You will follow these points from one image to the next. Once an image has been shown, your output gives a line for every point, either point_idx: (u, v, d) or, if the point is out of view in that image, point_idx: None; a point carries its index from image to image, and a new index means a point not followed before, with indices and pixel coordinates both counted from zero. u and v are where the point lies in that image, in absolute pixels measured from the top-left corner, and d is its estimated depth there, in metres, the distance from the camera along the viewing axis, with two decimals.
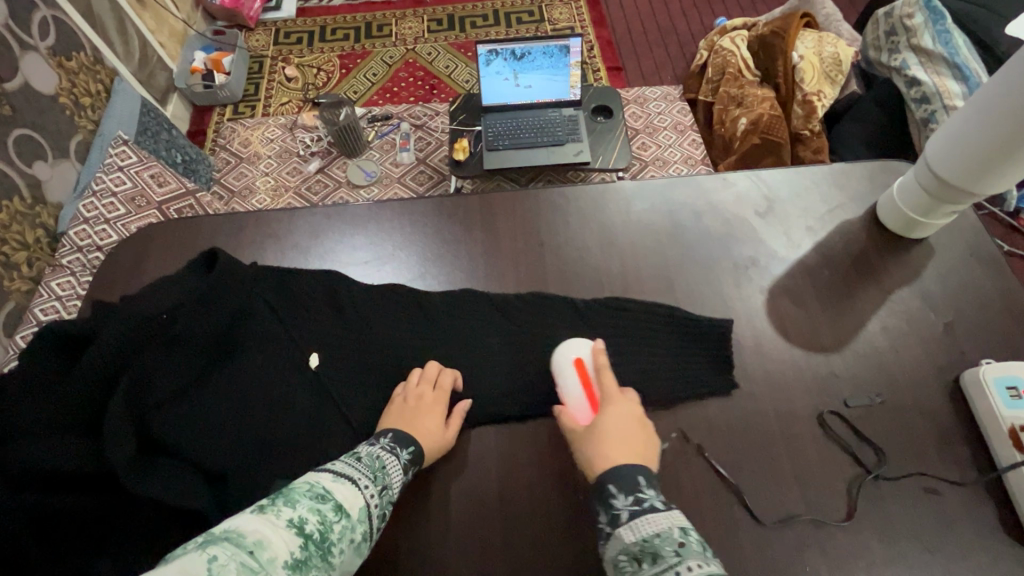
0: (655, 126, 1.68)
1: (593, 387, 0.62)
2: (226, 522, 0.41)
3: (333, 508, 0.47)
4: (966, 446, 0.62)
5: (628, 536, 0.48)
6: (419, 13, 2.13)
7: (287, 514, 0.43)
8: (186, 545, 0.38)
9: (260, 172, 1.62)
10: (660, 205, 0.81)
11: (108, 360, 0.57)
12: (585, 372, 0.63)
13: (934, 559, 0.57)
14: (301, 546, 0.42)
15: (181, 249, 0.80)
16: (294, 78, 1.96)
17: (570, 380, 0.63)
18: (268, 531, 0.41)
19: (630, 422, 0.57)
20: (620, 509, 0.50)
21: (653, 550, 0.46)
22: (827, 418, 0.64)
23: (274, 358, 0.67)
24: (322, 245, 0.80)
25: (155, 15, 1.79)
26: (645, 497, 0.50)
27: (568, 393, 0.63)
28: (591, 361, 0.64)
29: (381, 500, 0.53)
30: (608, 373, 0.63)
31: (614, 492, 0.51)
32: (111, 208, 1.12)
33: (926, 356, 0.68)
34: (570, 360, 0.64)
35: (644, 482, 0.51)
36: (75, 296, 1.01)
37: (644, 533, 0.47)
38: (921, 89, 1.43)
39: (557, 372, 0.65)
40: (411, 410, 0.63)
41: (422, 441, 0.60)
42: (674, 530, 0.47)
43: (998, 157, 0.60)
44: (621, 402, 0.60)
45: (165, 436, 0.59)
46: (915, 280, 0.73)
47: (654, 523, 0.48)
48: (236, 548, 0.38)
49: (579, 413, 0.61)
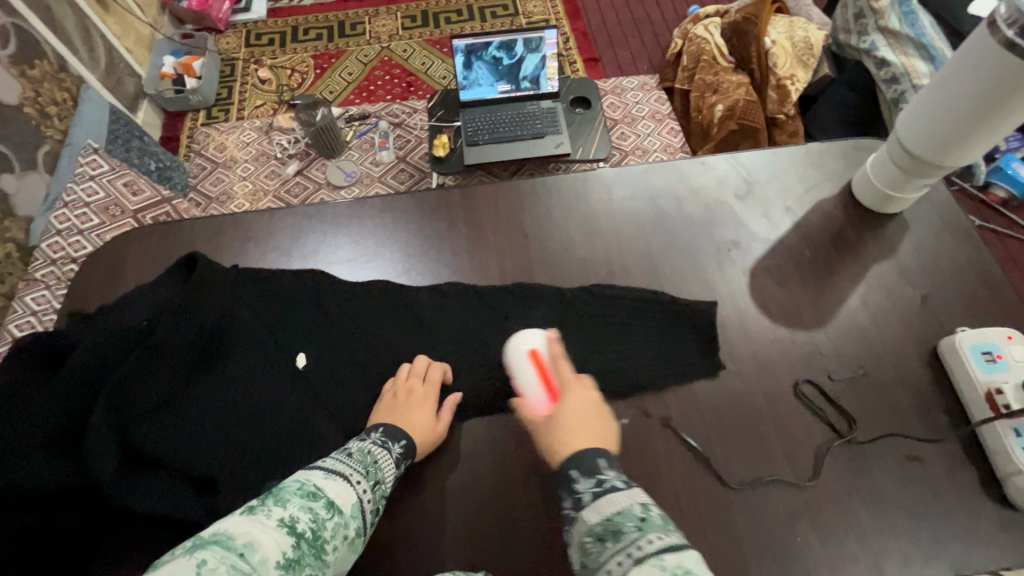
0: (633, 117, 1.69)
1: (550, 376, 0.63)
2: (215, 524, 0.40)
3: (325, 505, 0.47)
4: (946, 413, 0.64)
5: (591, 517, 0.46)
6: (392, 10, 2.11)
7: (278, 513, 0.43)
8: (174, 549, 0.38)
9: (238, 177, 1.60)
10: (641, 192, 0.82)
11: (87, 369, 0.56)
12: (540, 361, 0.64)
13: (919, 524, 0.58)
14: (293, 545, 0.42)
15: (159, 255, 0.79)
16: (267, 80, 1.93)
17: (526, 371, 0.64)
18: (258, 532, 0.40)
19: (586, 405, 0.57)
20: (583, 491, 0.48)
21: (616, 528, 0.44)
22: (802, 388, 0.66)
23: (260, 362, 0.65)
24: (304, 246, 0.79)
25: (119, 20, 1.75)
26: (606, 478, 0.48)
27: (525, 383, 0.63)
28: (546, 350, 0.64)
29: (373, 495, 0.53)
30: (563, 360, 0.62)
31: (575, 476, 0.49)
32: (83, 219, 1.10)
33: (905, 329, 0.69)
34: (524, 351, 0.65)
35: (603, 463, 0.50)
36: (51, 310, 0.98)
37: (605, 513, 0.46)
38: (890, 70, 1.47)
39: (513, 365, 0.65)
40: (400, 405, 0.63)
41: (414, 434, 0.61)
42: (636, 506, 0.45)
43: (970, 129, 0.61)
44: (578, 386, 0.59)
45: (152, 448, 0.56)
46: (892, 254, 0.75)
47: (616, 501, 0.46)
48: (226, 552, 0.37)
49: (537, 403, 0.61)
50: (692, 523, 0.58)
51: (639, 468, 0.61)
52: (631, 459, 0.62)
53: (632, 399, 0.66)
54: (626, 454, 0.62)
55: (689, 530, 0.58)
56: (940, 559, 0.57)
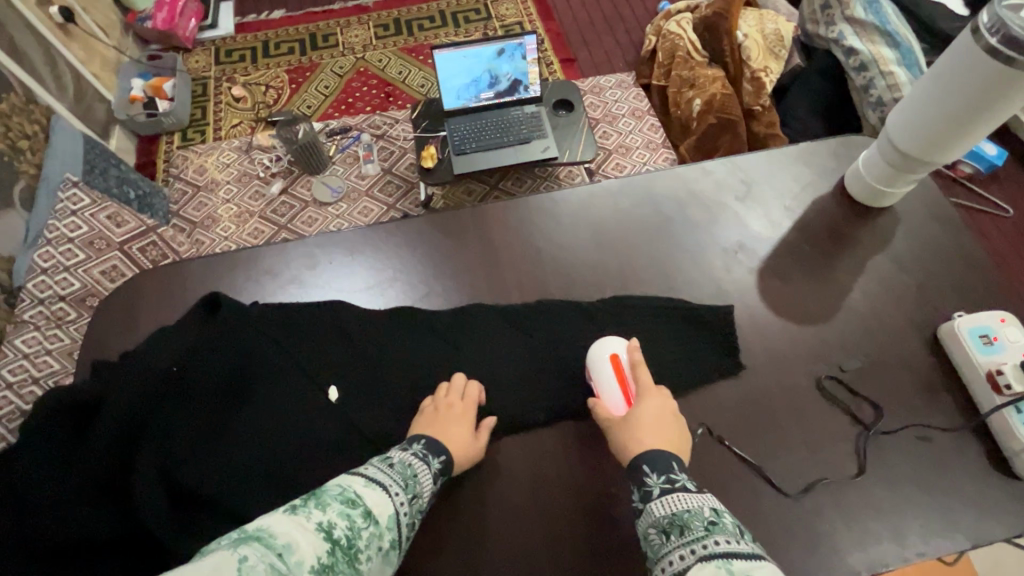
0: (613, 115, 1.76)
1: (628, 382, 0.65)
2: (259, 520, 0.43)
3: (362, 514, 0.48)
4: (950, 394, 0.68)
5: (660, 510, 0.52)
6: (364, 20, 2.09)
7: (316, 517, 0.44)
8: (221, 540, 0.40)
9: (221, 200, 1.59)
10: (646, 199, 0.84)
11: (125, 421, 0.59)
12: (620, 367, 0.65)
13: (935, 501, 0.62)
14: (328, 551, 0.43)
15: (171, 297, 0.78)
16: (241, 98, 1.89)
17: (606, 375, 0.65)
18: (297, 534, 0.42)
19: (664, 411, 0.61)
20: (652, 486, 0.54)
21: (682, 523, 0.50)
22: (825, 382, 0.69)
23: (291, 393, 0.66)
24: (320, 275, 0.79)
25: (83, 44, 1.70)
26: (677, 478, 0.54)
27: (602, 386, 0.65)
28: (626, 357, 0.66)
29: (410, 509, 0.54)
30: (644, 369, 0.65)
31: (648, 471, 0.55)
32: (69, 255, 1.06)
33: (905, 316, 0.73)
34: (605, 356, 0.66)
35: (676, 466, 0.56)
36: (43, 353, 0.94)
37: (674, 508, 0.51)
38: (858, 58, 1.52)
39: (592, 367, 0.67)
40: (440, 419, 0.64)
41: (454, 449, 0.62)
42: (706, 510, 0.50)
43: (956, 129, 0.66)
44: (656, 395, 0.62)
45: (199, 489, 0.58)
46: (887, 245, 0.78)
47: (684, 501, 0.52)
48: (265, 550, 0.39)
49: (614, 405, 0.63)
50: None
51: None
52: None
53: None
54: None
55: None
56: (958, 532, 0.60)
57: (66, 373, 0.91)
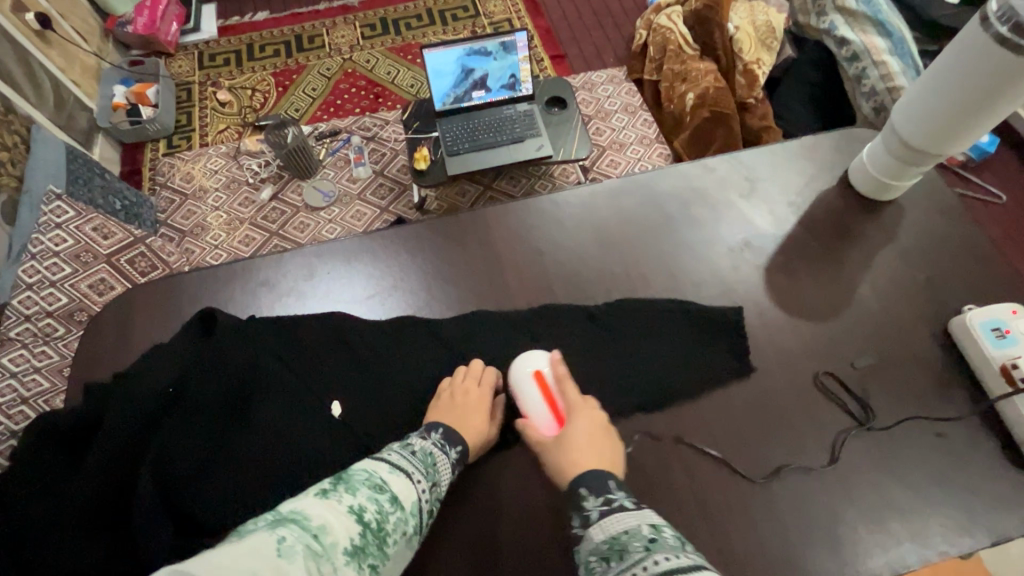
0: (606, 111, 1.75)
1: (555, 398, 0.64)
2: (294, 503, 0.44)
3: (389, 499, 0.49)
4: (963, 389, 0.67)
5: (598, 536, 0.48)
6: (350, 20, 2.05)
7: (348, 501, 0.46)
8: (259, 521, 0.41)
9: (210, 208, 1.55)
10: (649, 198, 0.82)
11: (120, 445, 0.57)
12: (545, 383, 0.65)
13: (953, 498, 0.61)
14: (360, 533, 0.44)
15: (165, 313, 0.75)
16: (227, 102, 1.85)
17: (531, 393, 0.64)
18: (331, 517, 0.43)
19: (596, 427, 0.60)
20: (591, 509, 0.51)
21: (622, 547, 0.46)
22: (825, 380, 0.68)
23: (292, 408, 0.63)
24: (317, 286, 0.77)
25: (62, 52, 1.65)
26: (614, 498, 0.51)
27: (530, 406, 0.64)
28: (550, 371, 0.65)
29: (431, 496, 0.54)
30: (568, 382, 0.64)
31: (585, 494, 0.52)
32: (54, 270, 1.02)
33: (915, 310, 0.72)
34: (529, 373, 0.65)
35: (614, 485, 0.52)
36: (32, 371, 0.89)
37: (612, 531, 0.47)
38: (850, 48, 1.52)
39: (516, 386, 0.65)
40: (458, 405, 0.63)
41: (467, 438, 0.61)
42: (645, 528, 0.46)
43: (964, 119, 0.64)
44: (585, 409, 0.62)
45: (199, 513, 0.56)
46: (893, 239, 0.78)
47: (623, 521, 0.48)
48: (303, 531, 0.40)
49: (544, 426, 0.62)
50: (745, 526, 0.60)
51: (686, 479, 0.62)
52: (677, 470, 0.63)
53: (670, 409, 0.67)
54: (673, 467, 0.63)
55: (743, 534, 0.59)
56: (976, 529, 0.60)
57: (58, 392, 0.88)
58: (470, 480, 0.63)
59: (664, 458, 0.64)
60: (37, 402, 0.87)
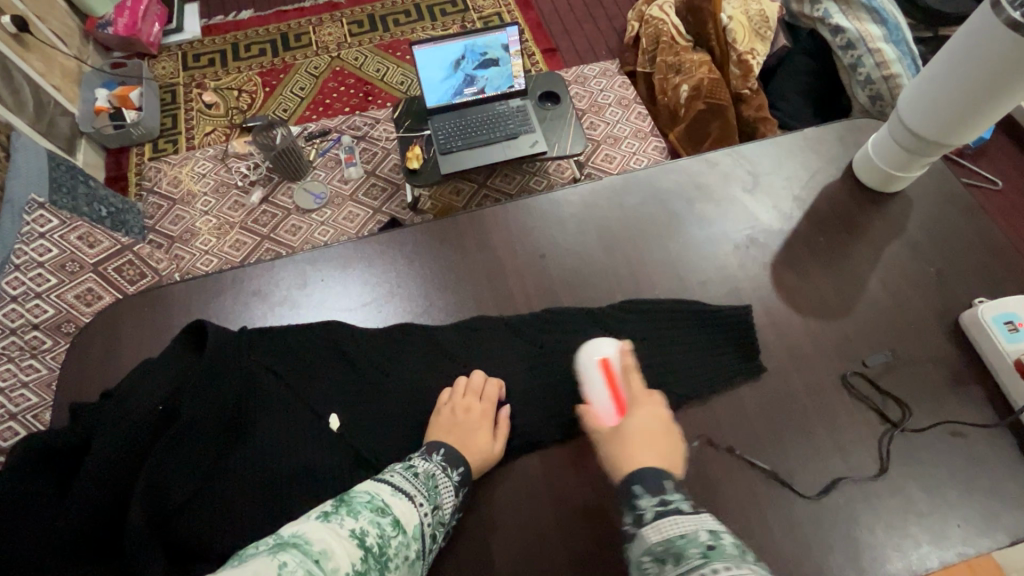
0: (599, 106, 1.72)
1: (619, 388, 0.64)
2: (293, 527, 0.42)
3: (391, 523, 0.47)
4: (977, 384, 0.66)
5: (653, 536, 0.46)
6: (336, 17, 2.01)
7: (349, 524, 0.44)
8: (258, 546, 0.40)
9: (199, 212, 1.52)
10: (651, 196, 0.80)
11: (109, 471, 0.52)
12: (611, 372, 0.65)
13: (971, 498, 0.60)
14: (361, 558, 0.42)
15: (154, 328, 0.72)
16: (213, 104, 1.81)
17: (596, 380, 0.65)
18: (332, 541, 0.41)
19: (652, 420, 0.58)
20: (645, 509, 0.49)
21: (678, 550, 0.44)
22: (852, 378, 0.66)
23: (291, 423, 0.62)
24: (313, 295, 0.74)
25: (41, 56, 1.61)
26: (671, 500, 0.49)
27: (592, 393, 0.65)
28: (617, 360, 0.66)
29: (434, 519, 0.52)
30: (635, 373, 0.64)
31: (640, 492, 0.50)
32: (40, 280, 0.97)
33: (927, 305, 0.71)
34: (595, 360, 0.66)
35: (670, 485, 0.50)
36: (18, 386, 0.86)
37: (668, 533, 0.46)
38: (845, 36, 1.46)
39: (582, 372, 0.67)
40: (459, 422, 0.61)
41: (470, 458, 0.59)
42: (703, 533, 0.44)
43: (975, 109, 0.63)
44: (646, 402, 0.60)
45: (196, 540, 0.54)
46: (901, 232, 0.76)
47: (680, 525, 0.46)
48: (303, 556, 0.38)
49: (604, 413, 0.63)
50: (762, 533, 0.58)
51: (699, 486, 0.61)
52: (688, 477, 0.61)
53: (680, 413, 0.65)
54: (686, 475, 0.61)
55: (761, 541, 0.58)
56: (996, 529, 0.58)
57: (47, 406, 0.85)
58: (477, 493, 0.61)
59: None
60: (25, 418, 0.84)
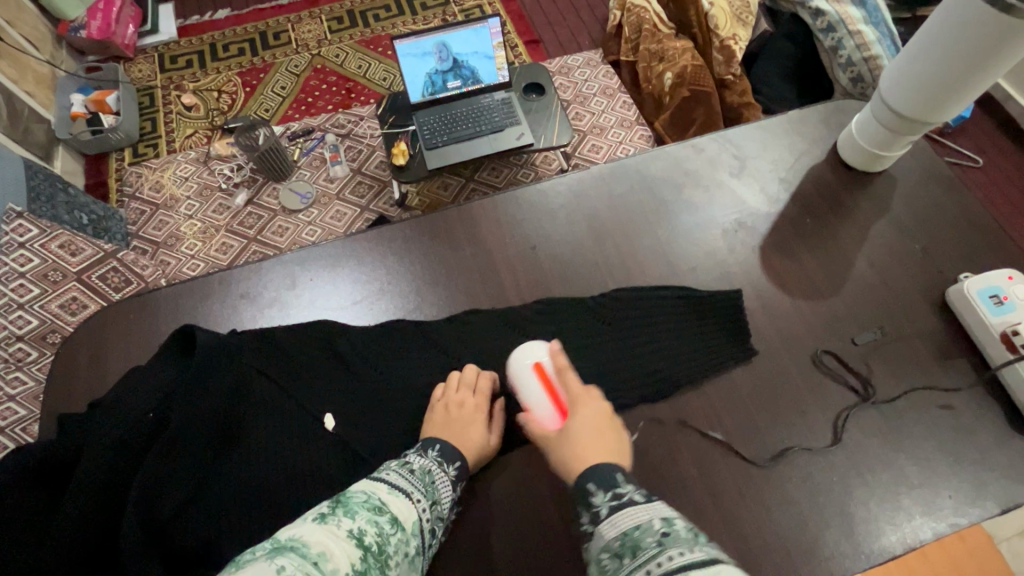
0: (584, 96, 1.72)
1: (557, 391, 0.62)
2: (291, 530, 0.41)
3: (389, 520, 0.47)
4: (964, 357, 0.67)
5: (609, 533, 0.45)
6: (316, 14, 1.98)
7: (347, 525, 0.43)
8: (254, 551, 0.39)
9: (183, 216, 1.49)
10: (639, 184, 0.80)
11: (100, 484, 0.51)
12: (545, 376, 0.63)
13: (961, 469, 0.61)
14: (361, 558, 0.42)
15: (143, 336, 0.71)
16: (193, 106, 1.77)
17: (533, 386, 0.62)
18: (330, 542, 0.41)
19: (596, 419, 0.57)
20: (600, 506, 0.48)
21: (634, 543, 0.43)
22: (824, 357, 0.67)
23: (285, 425, 0.61)
24: (302, 296, 0.74)
25: (12, 62, 1.56)
26: (624, 493, 0.48)
27: (532, 400, 0.62)
28: (551, 362, 0.63)
29: (432, 514, 0.52)
30: (570, 372, 0.62)
31: (593, 490, 0.50)
32: (21, 290, 0.94)
33: (913, 281, 0.72)
34: (529, 366, 0.63)
35: (622, 477, 0.50)
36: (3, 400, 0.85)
37: (623, 527, 0.45)
38: (826, 19, 1.46)
39: (516, 379, 0.64)
40: (454, 420, 0.61)
41: (465, 453, 0.59)
42: (657, 522, 0.44)
43: (959, 88, 0.63)
44: (587, 400, 0.59)
45: (194, 547, 0.54)
46: (886, 210, 0.77)
47: (634, 516, 0.45)
48: (302, 559, 0.38)
49: (547, 419, 0.61)
50: (759, 512, 0.59)
51: (696, 469, 0.61)
52: (684, 461, 0.61)
53: (674, 398, 0.65)
54: (682, 460, 0.62)
55: (757, 520, 0.58)
56: (986, 498, 0.60)
57: (36, 419, 0.84)
58: (477, 486, 0.61)
59: (671, 447, 0.62)
60: (14, 431, 0.83)
